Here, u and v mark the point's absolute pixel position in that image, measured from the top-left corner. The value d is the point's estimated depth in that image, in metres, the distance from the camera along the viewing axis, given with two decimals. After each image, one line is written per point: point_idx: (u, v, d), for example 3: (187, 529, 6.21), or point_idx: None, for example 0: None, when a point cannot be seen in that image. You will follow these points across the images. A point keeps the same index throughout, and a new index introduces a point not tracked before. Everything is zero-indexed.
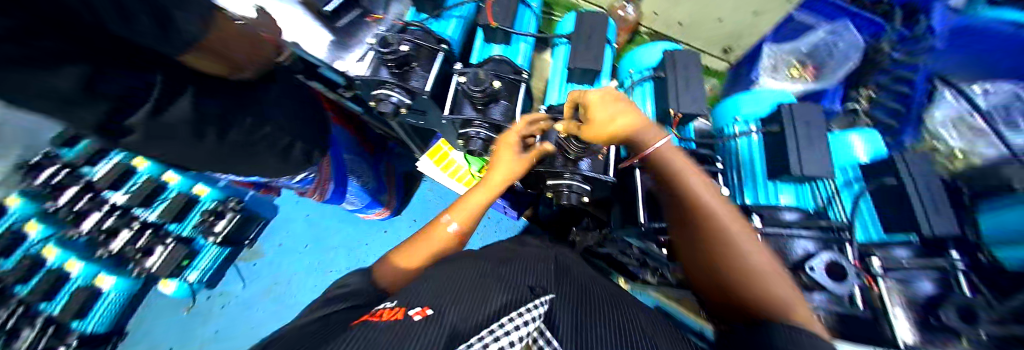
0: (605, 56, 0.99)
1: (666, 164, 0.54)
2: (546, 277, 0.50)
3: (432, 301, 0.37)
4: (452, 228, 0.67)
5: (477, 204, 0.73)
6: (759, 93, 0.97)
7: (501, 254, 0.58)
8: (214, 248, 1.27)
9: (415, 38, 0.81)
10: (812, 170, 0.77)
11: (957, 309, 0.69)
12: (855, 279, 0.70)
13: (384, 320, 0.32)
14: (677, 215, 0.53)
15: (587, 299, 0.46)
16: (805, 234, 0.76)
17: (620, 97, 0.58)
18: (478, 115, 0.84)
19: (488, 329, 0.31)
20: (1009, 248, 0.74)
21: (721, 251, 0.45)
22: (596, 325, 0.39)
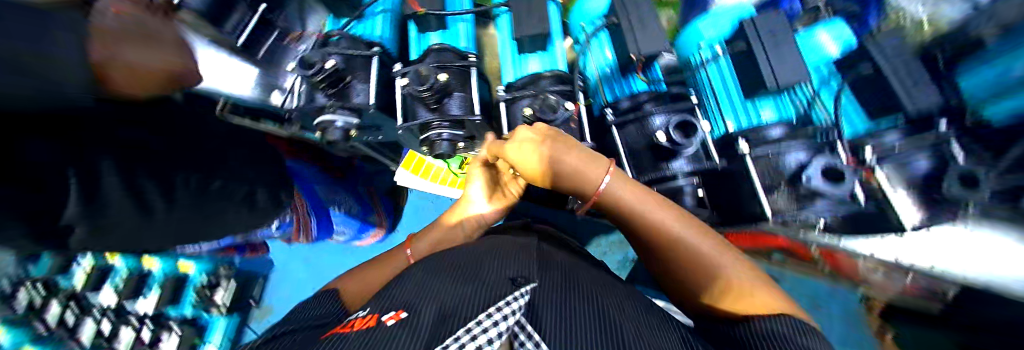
0: (551, 15, 0.93)
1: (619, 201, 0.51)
2: (526, 266, 0.48)
3: (409, 303, 0.37)
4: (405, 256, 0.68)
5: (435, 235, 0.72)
6: (717, 12, 0.88)
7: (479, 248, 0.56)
8: (222, 319, 1.28)
9: (343, 49, 0.79)
10: (787, 80, 0.72)
11: (959, 177, 0.66)
12: (854, 179, 0.67)
13: (358, 329, 0.32)
14: (631, 230, 0.55)
15: (571, 287, 0.44)
16: (796, 146, 0.72)
17: (543, 135, 0.54)
18: (435, 115, 0.80)
19: (467, 328, 0.29)
20: (996, 106, 0.71)
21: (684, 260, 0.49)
22: (578, 314, 0.37)
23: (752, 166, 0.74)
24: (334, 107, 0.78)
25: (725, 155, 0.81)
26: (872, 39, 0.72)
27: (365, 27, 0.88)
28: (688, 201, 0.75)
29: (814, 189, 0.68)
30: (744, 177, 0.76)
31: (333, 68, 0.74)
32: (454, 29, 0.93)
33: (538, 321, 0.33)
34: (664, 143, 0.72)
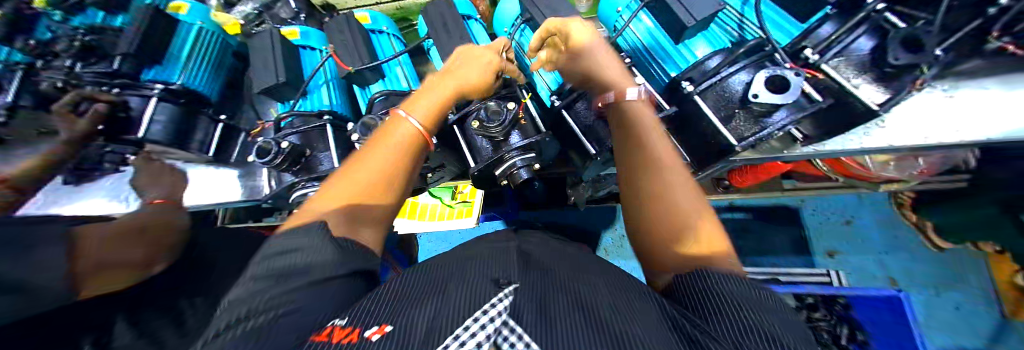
0: (474, 31, 1.01)
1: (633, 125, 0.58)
2: (502, 264, 0.50)
3: (387, 314, 0.35)
4: (416, 126, 0.56)
5: (432, 106, 0.61)
6: None
7: (461, 259, 0.58)
8: None
9: (299, 127, 0.85)
10: (701, 11, 0.74)
11: (902, 40, 0.64)
12: (798, 80, 0.67)
13: (335, 342, 0.29)
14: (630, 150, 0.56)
15: (551, 286, 0.42)
16: (735, 68, 0.73)
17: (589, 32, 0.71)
18: None
19: (457, 332, 0.28)
20: None
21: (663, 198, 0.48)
22: (565, 306, 0.36)
23: (702, 101, 0.76)
24: (305, 182, 0.82)
25: (675, 100, 0.82)
26: None
27: (312, 101, 0.93)
28: None
29: (764, 103, 0.67)
30: (700, 113, 0.77)
31: (290, 147, 0.78)
32: (393, 73, 0.98)
33: (520, 316, 0.31)
34: None
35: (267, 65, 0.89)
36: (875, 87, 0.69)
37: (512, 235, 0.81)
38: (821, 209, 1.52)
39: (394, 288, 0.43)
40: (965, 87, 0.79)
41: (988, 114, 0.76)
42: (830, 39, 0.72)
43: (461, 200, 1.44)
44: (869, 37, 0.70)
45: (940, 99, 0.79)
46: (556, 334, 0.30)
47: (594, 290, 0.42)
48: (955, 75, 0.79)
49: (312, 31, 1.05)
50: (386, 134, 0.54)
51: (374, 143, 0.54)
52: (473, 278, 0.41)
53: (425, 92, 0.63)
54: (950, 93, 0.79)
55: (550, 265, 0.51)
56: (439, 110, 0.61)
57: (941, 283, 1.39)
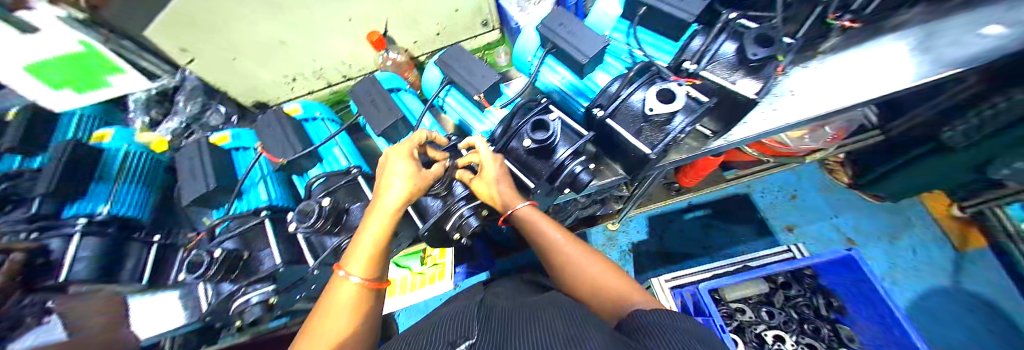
0: (400, 106, 1.09)
1: (534, 223, 0.77)
2: (459, 322, 0.47)
3: None
4: (358, 280, 0.62)
5: (369, 249, 0.65)
6: (524, 33, 1.08)
7: (418, 327, 0.54)
8: None
9: (237, 227, 0.83)
10: (591, 50, 0.88)
11: (755, 38, 0.78)
12: (683, 94, 0.78)
13: None
14: (541, 241, 0.77)
15: (506, 334, 0.42)
16: (634, 90, 0.84)
17: (490, 158, 0.81)
18: (342, 237, 0.79)
19: None
20: None
21: (584, 269, 0.70)
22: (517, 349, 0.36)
23: (614, 122, 0.84)
24: (246, 287, 0.78)
25: (593, 127, 0.90)
26: None
27: (247, 200, 0.93)
28: (584, 177, 0.82)
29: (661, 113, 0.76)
30: (615, 134, 0.84)
31: (224, 254, 0.74)
32: (330, 154, 1.00)
33: None
34: (532, 144, 0.83)
35: (195, 175, 0.88)
36: (751, 80, 0.78)
37: (476, 290, 0.79)
38: (768, 190, 1.65)
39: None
40: (839, 54, 0.90)
41: (867, 71, 0.85)
42: (702, 48, 0.84)
43: (431, 263, 1.39)
44: (732, 41, 0.83)
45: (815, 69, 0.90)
46: None
47: (550, 327, 0.42)
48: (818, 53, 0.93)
49: (244, 132, 1.09)
50: (332, 299, 0.61)
51: (327, 301, 0.61)
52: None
53: (362, 235, 0.67)
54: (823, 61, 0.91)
55: (506, 316, 0.51)
56: (388, 227, 0.68)
57: (894, 231, 1.51)
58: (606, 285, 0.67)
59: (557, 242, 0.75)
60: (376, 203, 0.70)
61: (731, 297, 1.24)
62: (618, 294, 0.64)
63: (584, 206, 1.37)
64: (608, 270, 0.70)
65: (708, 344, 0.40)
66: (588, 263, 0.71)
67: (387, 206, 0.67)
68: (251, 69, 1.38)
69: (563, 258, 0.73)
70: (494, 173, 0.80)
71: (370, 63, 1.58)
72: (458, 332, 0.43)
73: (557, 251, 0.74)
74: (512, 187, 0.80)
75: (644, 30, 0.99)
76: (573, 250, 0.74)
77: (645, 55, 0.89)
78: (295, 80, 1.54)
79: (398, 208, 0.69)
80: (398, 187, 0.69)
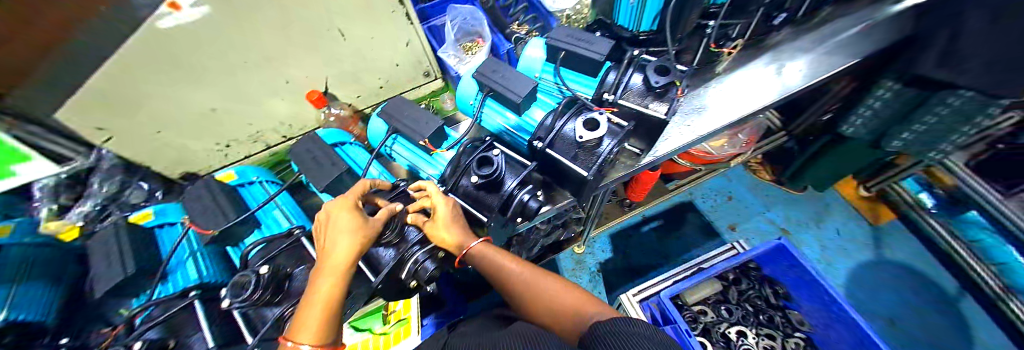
0: (346, 159, 1.09)
1: (488, 257, 0.78)
2: None
3: None
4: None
5: (319, 311, 0.60)
6: (463, 80, 1.17)
7: None
8: None
9: (158, 314, 0.74)
10: (522, 90, 0.97)
11: (656, 68, 0.92)
12: (605, 120, 0.87)
13: None
14: (498, 273, 0.77)
15: None
16: (565, 121, 0.93)
17: (442, 201, 0.82)
18: (285, 305, 0.74)
19: None
20: (620, 17, 1.14)
21: (543, 291, 0.72)
22: None
23: (553, 151, 0.91)
24: None
25: (536, 157, 0.97)
26: (551, 37, 1.04)
27: (173, 282, 0.84)
28: (533, 204, 0.87)
29: (590, 140, 0.85)
30: (557, 161, 0.91)
31: (145, 345, 0.67)
32: (271, 218, 0.95)
33: None
34: (479, 180, 0.87)
35: (109, 262, 0.79)
36: (660, 103, 0.91)
37: (440, 335, 0.76)
38: (707, 195, 1.81)
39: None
40: (727, 76, 1.07)
41: (748, 91, 1.02)
42: (617, 80, 0.97)
43: (395, 320, 1.30)
44: (638, 73, 0.96)
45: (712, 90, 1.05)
46: None
47: None
48: (712, 76, 1.10)
49: (168, 206, 1.01)
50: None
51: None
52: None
53: (310, 298, 0.62)
54: (718, 83, 1.07)
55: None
56: (337, 284, 0.64)
57: (816, 216, 1.72)
58: (566, 300, 0.69)
59: (513, 271, 0.76)
60: (325, 261, 0.66)
61: (692, 300, 1.31)
62: (575, 309, 0.67)
63: (546, 233, 1.40)
64: (565, 288, 0.72)
65: (657, 341, 0.43)
66: (546, 284, 0.73)
67: (336, 262, 0.65)
68: (180, 140, 1.32)
69: (523, 286, 0.75)
70: (447, 214, 0.81)
71: (311, 119, 1.57)
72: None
73: (514, 281, 0.75)
74: (463, 227, 0.82)
75: (567, 70, 1.12)
76: (529, 277, 0.76)
77: (570, 91, 1.00)
78: (229, 146, 1.47)
79: (349, 262, 0.66)
80: (346, 240, 0.67)
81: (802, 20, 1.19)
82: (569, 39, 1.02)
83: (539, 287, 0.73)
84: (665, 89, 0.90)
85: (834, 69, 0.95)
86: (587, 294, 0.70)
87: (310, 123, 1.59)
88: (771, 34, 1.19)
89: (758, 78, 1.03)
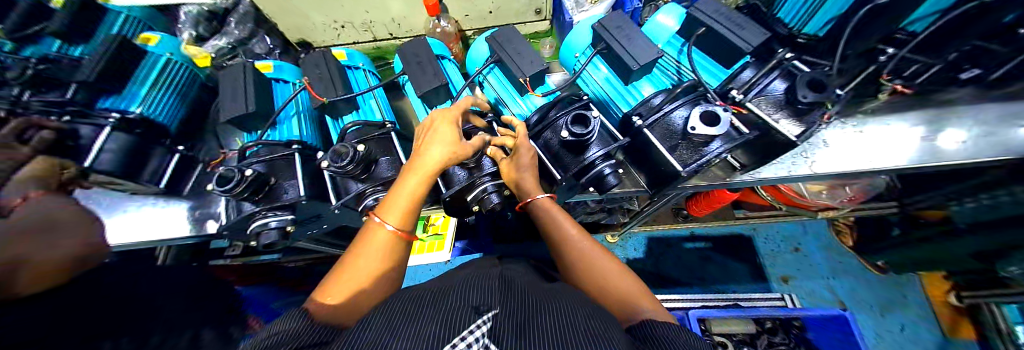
0: (444, 73, 1.12)
1: (552, 215, 0.79)
2: (488, 294, 0.48)
3: (371, 339, 0.37)
4: (391, 230, 0.64)
5: (405, 202, 0.66)
6: (578, 27, 1.07)
7: (438, 285, 0.56)
8: None
9: (267, 155, 0.85)
10: (643, 58, 0.87)
11: (810, 82, 0.78)
12: (727, 116, 0.77)
13: None
14: (557, 234, 0.78)
15: (529, 312, 0.45)
16: (675, 106, 0.84)
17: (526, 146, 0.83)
18: (368, 184, 0.82)
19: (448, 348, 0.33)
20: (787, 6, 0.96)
21: (597, 267, 0.72)
22: (543, 330, 0.40)
23: (651, 133, 0.84)
24: (267, 211, 0.79)
25: (628, 133, 0.91)
26: (694, 8, 0.91)
27: (281, 132, 0.95)
28: (612, 179, 0.83)
29: (701, 134, 0.75)
30: (650, 145, 0.84)
31: (254, 175, 0.76)
32: (367, 106, 1.01)
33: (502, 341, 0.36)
34: (569, 137, 0.82)
35: (238, 95, 0.90)
36: (792, 123, 0.80)
37: (490, 262, 0.80)
38: (770, 239, 1.65)
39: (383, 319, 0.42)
40: (870, 123, 0.95)
41: (884, 146, 0.91)
42: (752, 80, 0.86)
43: (432, 232, 1.45)
44: (782, 80, 0.84)
45: (853, 131, 0.94)
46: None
47: (570, 313, 0.46)
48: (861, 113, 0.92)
49: (286, 65, 1.11)
50: (366, 246, 0.63)
51: (359, 248, 0.63)
52: (432, 311, 0.42)
53: (397, 190, 0.68)
54: (859, 128, 0.94)
55: (522, 291, 0.54)
56: (425, 184, 0.68)
57: (886, 304, 1.51)
58: (619, 285, 0.69)
59: (572, 239, 0.76)
60: (418, 159, 0.71)
61: (717, 330, 1.27)
62: (628, 296, 0.67)
63: (591, 211, 1.40)
64: (621, 272, 0.71)
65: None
66: (603, 262, 0.73)
67: (427, 164, 0.69)
68: (304, 7, 1.42)
69: (580, 255, 0.75)
70: (523, 158, 0.82)
71: (419, 26, 1.59)
72: (478, 298, 0.46)
73: (573, 248, 0.76)
74: (535, 179, 0.82)
75: (698, 51, 0.99)
76: (586, 247, 0.75)
77: (694, 74, 0.89)
78: (343, 28, 1.56)
79: (436, 169, 0.69)
80: (442, 149, 0.70)
81: (983, 97, 0.94)
82: (719, 15, 0.89)
83: (596, 262, 0.73)
84: (810, 108, 0.77)
85: (977, 158, 0.86)
86: (642, 287, 0.69)
87: (412, 30, 1.62)
88: (945, 90, 0.95)
89: (902, 141, 0.92)
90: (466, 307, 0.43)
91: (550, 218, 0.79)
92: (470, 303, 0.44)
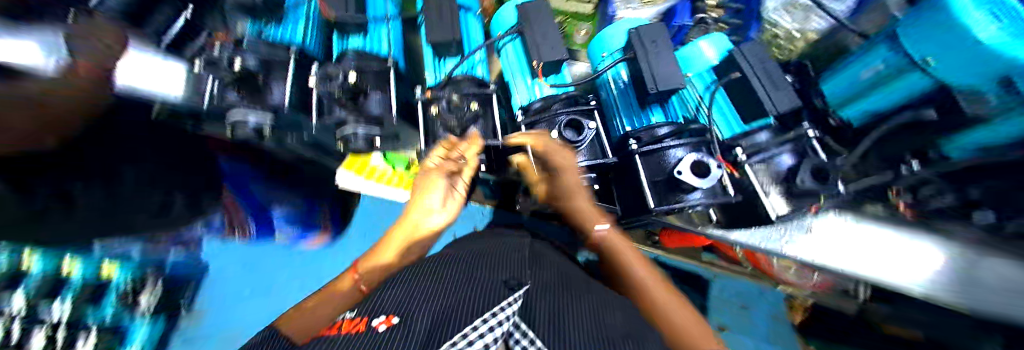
0: (464, 25, 1.06)
1: (611, 242, 0.75)
2: (521, 272, 0.44)
3: (399, 307, 0.32)
4: (360, 283, 0.61)
5: (385, 253, 0.66)
6: (619, 24, 0.98)
7: (476, 255, 0.54)
8: (146, 325, 0.97)
9: (261, 50, 0.82)
10: (666, 84, 0.81)
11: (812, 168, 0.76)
12: (717, 172, 0.75)
13: (344, 332, 0.28)
14: (613, 252, 0.72)
15: (566, 301, 0.39)
16: (676, 143, 0.79)
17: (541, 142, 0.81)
18: (352, 114, 0.81)
19: (472, 322, 0.25)
20: (832, 82, 0.88)
21: (645, 289, 0.59)
22: (570, 314, 0.34)
23: (640, 162, 0.81)
24: (245, 104, 0.76)
25: (619, 154, 0.88)
26: (737, 50, 0.85)
27: (284, 32, 0.94)
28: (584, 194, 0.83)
29: (685, 181, 0.74)
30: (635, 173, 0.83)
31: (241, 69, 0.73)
32: (377, 35, 0.97)
33: (532, 318, 0.30)
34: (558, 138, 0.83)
35: None
36: (783, 199, 0.78)
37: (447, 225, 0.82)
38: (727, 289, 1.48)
39: (409, 287, 0.39)
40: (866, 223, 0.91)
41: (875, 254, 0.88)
42: (763, 145, 0.81)
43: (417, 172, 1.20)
44: (792, 155, 0.79)
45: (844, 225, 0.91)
46: (565, 336, 0.28)
47: (603, 306, 0.40)
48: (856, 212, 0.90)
49: None
50: (335, 295, 0.60)
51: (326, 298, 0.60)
52: (460, 286, 0.37)
53: (381, 247, 0.69)
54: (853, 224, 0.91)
55: (560, 275, 0.49)
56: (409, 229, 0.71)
57: None
58: (674, 316, 0.52)
59: (622, 258, 0.69)
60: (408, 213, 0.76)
61: None
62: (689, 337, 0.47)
63: None
64: (679, 305, 0.56)
65: None
66: (653, 287, 0.60)
67: (410, 225, 0.71)
68: None
69: (632, 273, 0.64)
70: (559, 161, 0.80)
71: None
72: (505, 274, 0.42)
73: (628, 265, 0.67)
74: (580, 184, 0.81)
75: (726, 96, 0.90)
76: (641, 271, 0.64)
77: (708, 118, 0.85)
78: None
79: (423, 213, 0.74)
80: (432, 199, 0.75)
81: None
82: (763, 67, 0.83)
83: (643, 285, 0.61)
84: (806, 193, 0.76)
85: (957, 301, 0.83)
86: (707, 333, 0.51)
87: None
88: None
89: (905, 253, 0.87)
90: (494, 280, 0.39)
91: (611, 236, 0.76)
92: (500, 278, 0.40)
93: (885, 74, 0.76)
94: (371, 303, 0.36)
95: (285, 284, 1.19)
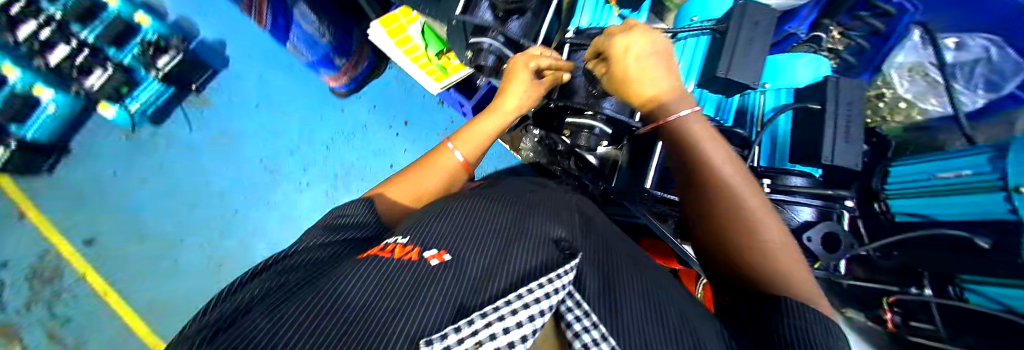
0: None
1: (685, 134, 0.46)
2: (572, 225, 0.40)
3: (446, 241, 0.30)
4: (459, 159, 0.61)
5: (479, 136, 0.64)
6: None
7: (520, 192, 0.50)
8: (156, 84, 1.18)
9: None
10: (738, 74, 0.70)
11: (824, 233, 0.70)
12: None
13: (394, 258, 0.27)
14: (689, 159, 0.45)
15: (609, 268, 0.34)
16: None
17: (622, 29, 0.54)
18: None
19: (507, 296, 0.21)
20: (902, 166, 0.78)
21: (746, 228, 0.39)
22: (626, 299, 0.29)
23: None
24: None
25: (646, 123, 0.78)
26: (835, 79, 0.72)
27: None
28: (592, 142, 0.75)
29: None
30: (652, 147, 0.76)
31: None
32: None
33: (586, 292, 0.27)
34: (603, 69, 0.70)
35: None
36: None
37: None
38: None
39: (462, 213, 0.36)
40: None
41: None
42: (792, 188, 0.72)
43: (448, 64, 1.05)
44: (813, 211, 0.73)
45: None
46: (618, 323, 0.25)
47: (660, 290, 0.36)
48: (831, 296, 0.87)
49: None
50: (431, 163, 0.59)
51: (422, 166, 0.58)
52: (512, 233, 0.33)
53: (472, 125, 0.66)
54: None
55: (614, 238, 0.45)
56: (506, 117, 0.67)
57: None
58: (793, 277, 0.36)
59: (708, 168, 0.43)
60: (499, 99, 0.69)
61: None
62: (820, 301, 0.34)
63: None
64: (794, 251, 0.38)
65: None
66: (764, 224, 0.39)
67: (506, 111, 0.67)
68: None
69: (727, 199, 0.41)
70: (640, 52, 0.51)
71: None
72: (558, 230, 0.37)
73: (718, 184, 0.42)
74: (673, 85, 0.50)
75: (788, 121, 0.79)
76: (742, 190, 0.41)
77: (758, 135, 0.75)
78: None
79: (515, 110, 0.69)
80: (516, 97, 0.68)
81: None
82: (848, 111, 0.72)
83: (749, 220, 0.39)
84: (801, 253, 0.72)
85: None
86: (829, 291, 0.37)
87: None
88: None
89: None
90: (543, 233, 0.34)
91: (683, 133, 0.46)
92: (548, 232, 0.35)
93: (968, 181, 0.66)
94: (420, 227, 0.33)
95: (293, 113, 1.30)
